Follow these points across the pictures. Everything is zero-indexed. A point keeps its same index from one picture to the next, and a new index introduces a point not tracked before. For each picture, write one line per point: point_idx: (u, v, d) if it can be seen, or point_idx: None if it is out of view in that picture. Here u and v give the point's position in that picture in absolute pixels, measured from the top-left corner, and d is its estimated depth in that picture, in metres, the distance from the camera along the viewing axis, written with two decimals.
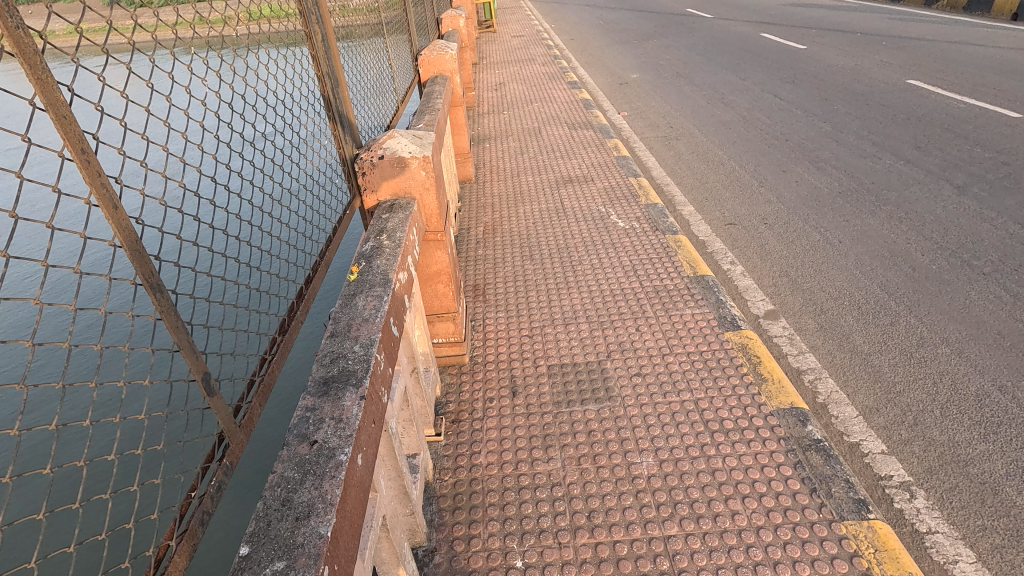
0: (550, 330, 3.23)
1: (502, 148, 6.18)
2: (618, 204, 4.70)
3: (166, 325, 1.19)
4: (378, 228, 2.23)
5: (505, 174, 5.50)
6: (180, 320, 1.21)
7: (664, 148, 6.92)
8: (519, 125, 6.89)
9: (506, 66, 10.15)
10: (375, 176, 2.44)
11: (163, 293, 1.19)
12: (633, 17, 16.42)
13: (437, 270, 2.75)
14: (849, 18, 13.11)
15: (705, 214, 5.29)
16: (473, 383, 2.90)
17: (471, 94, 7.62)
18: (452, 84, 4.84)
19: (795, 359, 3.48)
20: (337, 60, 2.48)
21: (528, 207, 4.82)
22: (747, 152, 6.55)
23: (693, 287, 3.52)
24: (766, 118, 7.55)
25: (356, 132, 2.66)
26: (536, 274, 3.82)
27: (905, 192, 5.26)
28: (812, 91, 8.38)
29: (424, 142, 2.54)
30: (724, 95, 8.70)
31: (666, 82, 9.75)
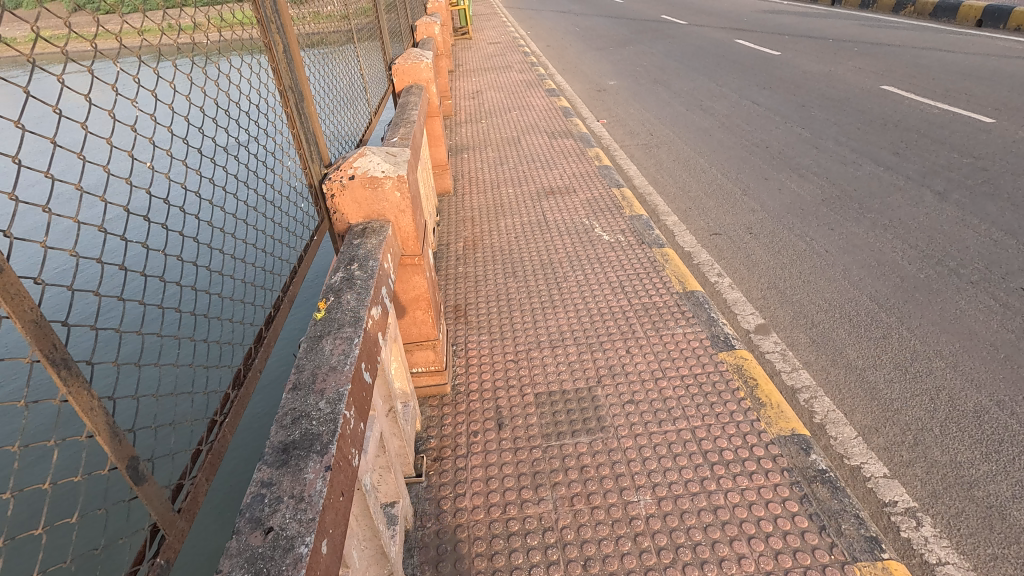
0: (537, 354, 3.06)
1: (482, 158, 6.01)
2: (602, 216, 4.56)
3: (76, 407, 1.02)
4: (349, 256, 2.03)
5: (485, 186, 5.33)
6: (93, 401, 1.04)
7: (645, 156, 6.83)
8: (498, 134, 6.73)
9: (483, 74, 10.01)
10: (345, 198, 2.25)
11: (70, 369, 1.02)
12: (608, 24, 16.45)
13: (415, 297, 2.56)
14: (821, 25, 13.29)
15: (689, 225, 5.19)
16: (455, 416, 2.71)
17: (447, 103, 7.45)
18: (428, 94, 4.65)
19: (789, 376, 3.36)
20: (301, 71, 2.27)
21: (510, 220, 4.65)
22: (728, 160, 6.49)
23: (683, 304, 3.39)
24: (746, 125, 7.52)
25: (324, 149, 2.44)
26: (520, 292, 3.64)
27: (887, 199, 5.23)
28: (789, 96, 8.40)
29: (399, 160, 2.34)
30: (702, 101, 8.67)
31: (644, 89, 9.70)
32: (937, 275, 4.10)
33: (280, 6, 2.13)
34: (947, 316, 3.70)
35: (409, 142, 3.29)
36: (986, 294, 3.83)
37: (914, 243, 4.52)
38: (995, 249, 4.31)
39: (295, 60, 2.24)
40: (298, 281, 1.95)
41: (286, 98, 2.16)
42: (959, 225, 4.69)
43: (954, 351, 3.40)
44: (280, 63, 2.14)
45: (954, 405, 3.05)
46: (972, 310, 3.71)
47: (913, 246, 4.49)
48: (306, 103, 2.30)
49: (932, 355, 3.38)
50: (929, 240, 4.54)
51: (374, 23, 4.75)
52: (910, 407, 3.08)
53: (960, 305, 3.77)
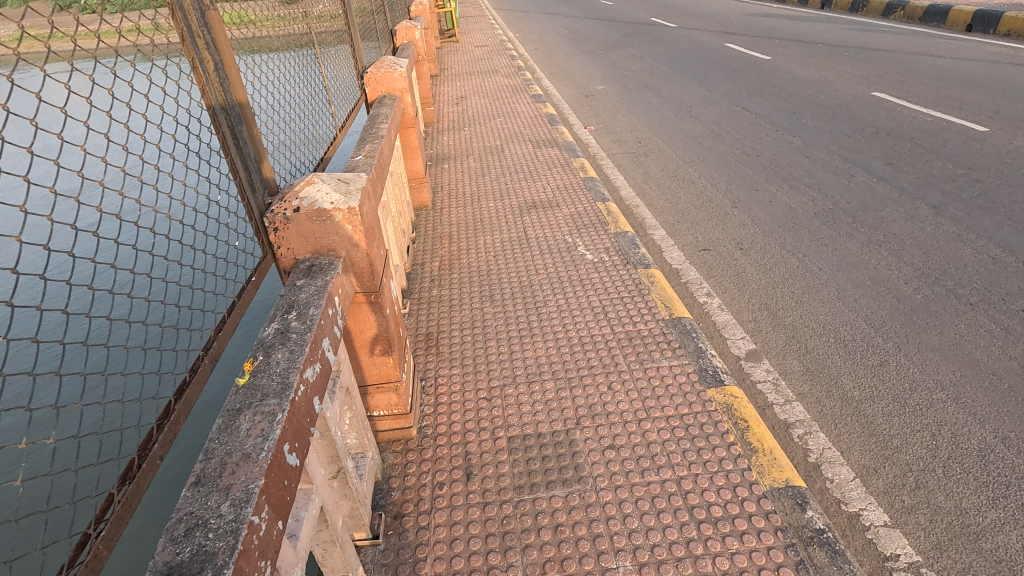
0: (511, 391, 2.83)
1: (464, 168, 5.79)
2: (586, 233, 4.35)
3: None
4: (288, 301, 1.80)
5: (467, 198, 5.11)
6: None
7: (633, 166, 6.64)
8: (481, 143, 6.50)
9: (468, 78, 9.79)
10: (290, 232, 2.01)
11: None
12: (597, 26, 16.27)
13: (373, 336, 2.33)
14: (811, 28, 13.19)
15: (677, 239, 5.00)
16: (420, 464, 2.48)
17: (429, 109, 7.22)
18: (403, 104, 4.41)
19: (781, 409, 3.16)
20: (236, 86, 1.99)
21: (488, 237, 4.42)
22: (717, 170, 6.31)
23: (669, 333, 3.18)
24: (736, 133, 7.34)
25: (269, 175, 2.19)
26: (497, 319, 3.41)
27: (881, 212, 5.06)
28: (780, 103, 8.24)
29: (352, 188, 2.10)
30: (691, 108, 8.49)
31: (632, 94, 9.51)
32: (935, 296, 3.92)
33: (207, 11, 1.85)
34: (945, 341, 3.51)
35: (375, 161, 3.05)
36: (986, 317, 3.66)
37: (910, 261, 4.34)
38: (994, 267, 4.14)
39: (230, 76, 1.98)
40: (226, 333, 1.73)
41: (220, 120, 1.90)
42: (956, 241, 4.52)
43: (955, 381, 3.22)
44: (211, 81, 1.87)
45: (957, 442, 2.86)
46: (972, 335, 3.53)
47: (909, 263, 4.32)
48: (244, 124, 2.04)
49: (932, 386, 3.20)
50: (925, 257, 4.36)
51: (339, 23, 4.50)
52: (911, 444, 2.88)
53: (960, 330, 3.59)
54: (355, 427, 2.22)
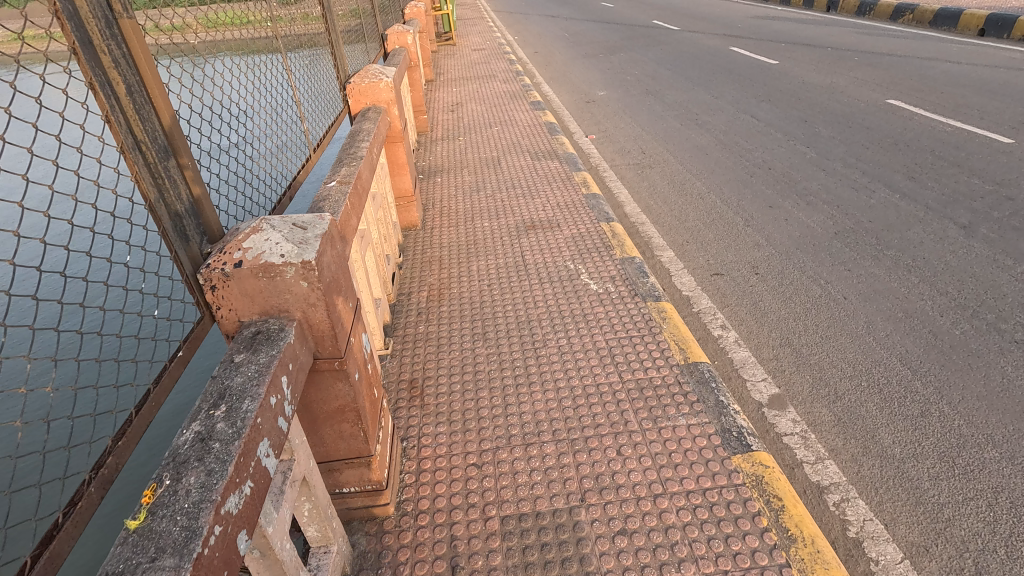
0: (506, 456, 2.45)
1: (458, 182, 5.43)
2: (589, 258, 3.97)
3: None
4: (217, 389, 1.41)
5: (460, 217, 4.73)
6: None
7: (638, 178, 6.28)
8: (476, 155, 6.13)
9: (465, 83, 9.42)
10: (231, 292, 1.63)
11: None
12: (597, 29, 15.91)
13: (339, 407, 1.93)
14: (818, 31, 12.84)
15: (687, 261, 4.63)
16: (398, 552, 2.10)
17: (422, 118, 6.85)
18: (389, 117, 4.02)
19: (812, 469, 2.79)
20: (164, 112, 1.61)
21: (482, 262, 4.04)
22: (727, 183, 5.94)
23: (685, 382, 2.79)
24: (745, 142, 6.97)
25: (208, 216, 1.78)
26: (490, 363, 3.03)
27: (907, 233, 4.69)
28: (790, 111, 7.88)
29: (309, 235, 1.71)
30: (697, 115, 8.12)
31: (635, 100, 9.14)
32: (975, 331, 3.55)
33: (119, 21, 1.47)
34: (993, 387, 3.13)
35: (350, 187, 2.66)
36: None
37: (943, 289, 3.97)
38: None
39: (152, 99, 1.58)
40: (128, 441, 1.39)
41: (136, 155, 1.49)
42: (992, 266, 4.15)
43: (1007, 436, 2.84)
44: (123, 107, 1.47)
45: (1019, 515, 2.48)
46: (1021, 379, 3.16)
47: (942, 292, 3.94)
48: (173, 157, 1.64)
49: (982, 442, 2.82)
50: (960, 285, 3.99)
51: (311, 28, 4.08)
52: (965, 517, 2.50)
53: (1006, 372, 3.21)
54: (316, 520, 1.85)
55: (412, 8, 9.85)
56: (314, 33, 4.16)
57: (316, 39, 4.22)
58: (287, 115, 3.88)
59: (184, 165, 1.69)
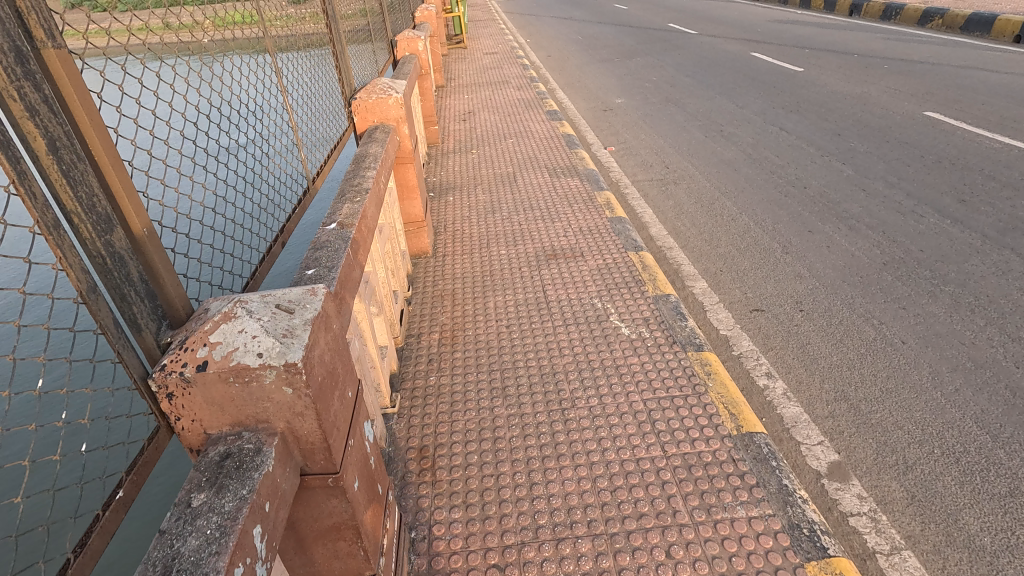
0: (533, 556, 2.09)
1: (471, 202, 5.05)
2: (617, 295, 3.58)
3: None
4: (162, 563, 1.05)
5: (475, 243, 4.35)
6: None
7: (662, 197, 5.88)
8: (491, 171, 5.76)
9: (476, 90, 9.05)
10: (194, 401, 1.26)
11: None
12: (611, 32, 15.50)
13: (333, 526, 1.55)
14: (842, 37, 12.37)
15: (723, 294, 4.26)
16: None
17: (433, 129, 6.49)
18: (399, 137, 3.65)
19: (887, 562, 2.39)
20: (102, 166, 1.31)
21: (498, 297, 3.66)
22: (759, 204, 5.54)
23: (741, 459, 2.40)
24: (776, 157, 6.55)
25: (168, 290, 1.42)
26: (512, 427, 2.64)
27: (964, 265, 4.27)
28: (821, 123, 7.45)
29: (295, 321, 1.34)
30: (722, 126, 7.70)
31: (655, 109, 8.74)
32: None
33: (40, 54, 1.19)
34: None
35: (355, 230, 2.28)
36: None
37: (1015, 334, 3.55)
38: None
39: (88, 147, 1.29)
40: None
41: (60, 231, 1.14)
42: None
43: None
44: (43, 166, 1.16)
45: None
46: None
47: (1014, 338, 3.52)
48: (116, 227, 1.31)
49: None
50: None
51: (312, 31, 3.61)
52: None
53: None
54: None
55: (423, 11, 9.46)
56: (315, 36, 3.70)
57: (319, 43, 3.76)
58: (281, 125, 3.43)
59: (132, 227, 1.38)
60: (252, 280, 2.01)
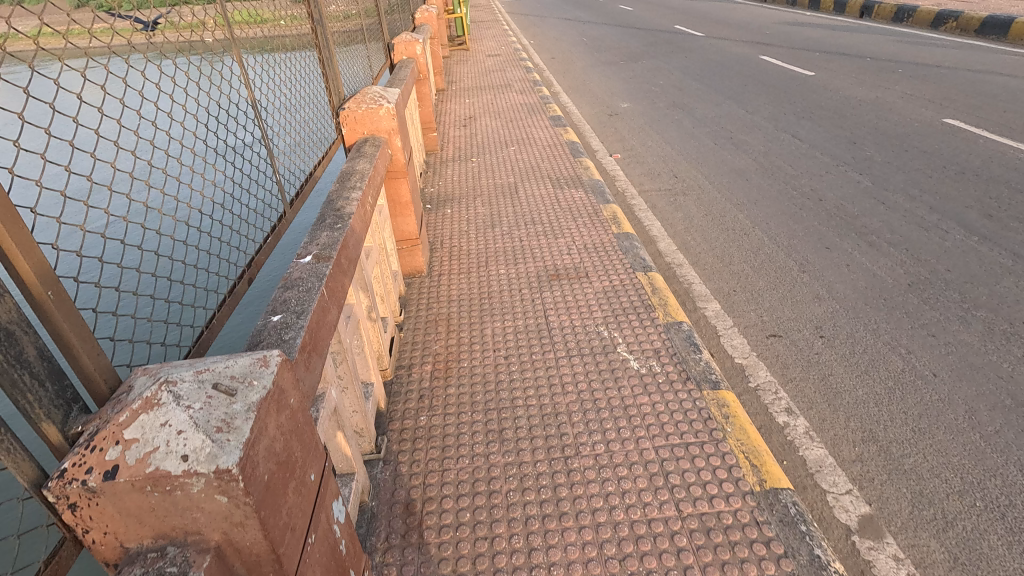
0: None
1: (469, 216, 4.79)
2: (625, 322, 3.31)
3: None
4: None
5: (473, 261, 4.08)
6: None
7: (671, 209, 5.63)
8: (491, 181, 5.51)
9: (478, 94, 8.80)
10: (106, 513, 1.00)
11: None
12: (616, 33, 15.24)
13: None
14: (854, 39, 12.08)
15: (736, 317, 4.00)
16: None
17: (431, 136, 6.26)
18: (390, 149, 3.39)
19: None
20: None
21: (497, 323, 3.40)
22: (773, 217, 5.28)
23: (767, 523, 2.15)
24: (789, 167, 6.28)
25: (82, 360, 1.26)
26: (508, 480, 2.39)
27: (996, 287, 4.00)
28: (836, 130, 7.17)
29: (236, 407, 1.08)
30: (732, 133, 7.44)
31: (662, 114, 8.48)
32: None
33: None
34: None
35: (333, 263, 2.03)
36: None
37: None
38: None
39: None
40: None
41: None
42: None
43: None
44: None
45: None
46: None
47: None
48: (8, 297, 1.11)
49: None
50: None
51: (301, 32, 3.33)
52: None
53: None
54: None
55: (423, 12, 9.21)
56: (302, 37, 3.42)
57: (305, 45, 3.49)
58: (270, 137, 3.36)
59: (33, 290, 1.19)
60: (212, 324, 1.76)
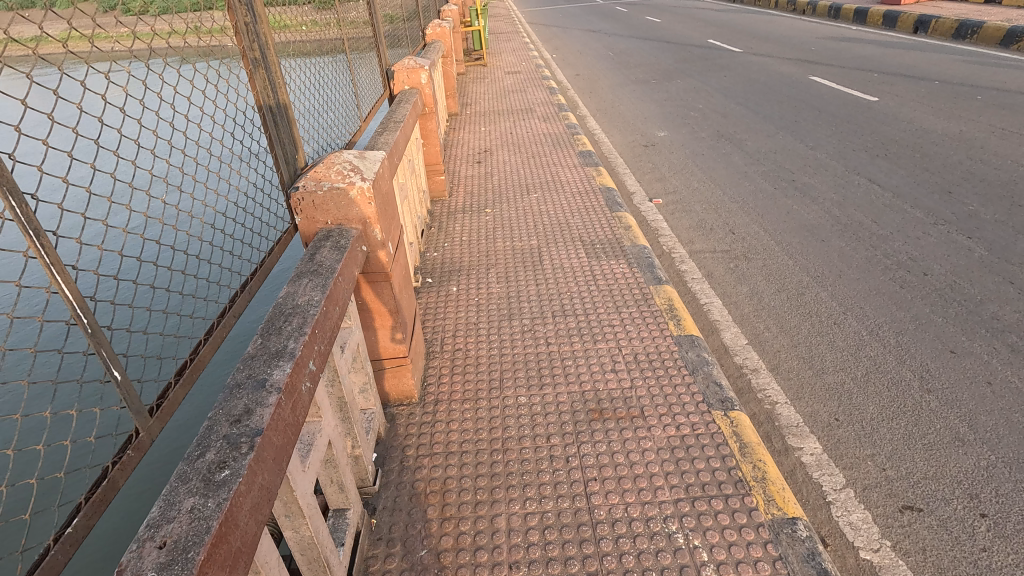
0: None
1: (481, 300, 3.70)
2: (712, 517, 2.21)
3: None
4: None
5: (483, 380, 2.98)
6: None
7: (732, 279, 4.53)
8: (508, 242, 4.45)
9: (496, 119, 7.78)
10: None
11: None
12: (645, 47, 14.18)
13: None
14: (914, 58, 10.87)
15: (848, 467, 2.87)
16: None
17: (437, 181, 5.24)
18: (365, 244, 2.34)
19: None
20: None
21: (514, 505, 2.31)
22: (868, 298, 4.13)
23: None
24: (873, 224, 5.12)
25: None
26: None
27: None
28: (921, 173, 6.00)
29: None
30: (793, 175, 6.29)
31: (705, 145, 7.39)
32: None
33: None
34: None
35: None
36: None
37: None
38: None
39: None
40: None
41: None
42: None
43: None
44: None
45: None
46: None
47: None
48: None
49: None
50: None
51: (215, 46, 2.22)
52: None
53: None
54: None
55: (435, 27, 8.18)
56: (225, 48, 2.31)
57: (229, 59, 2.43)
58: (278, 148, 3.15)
59: None
60: None
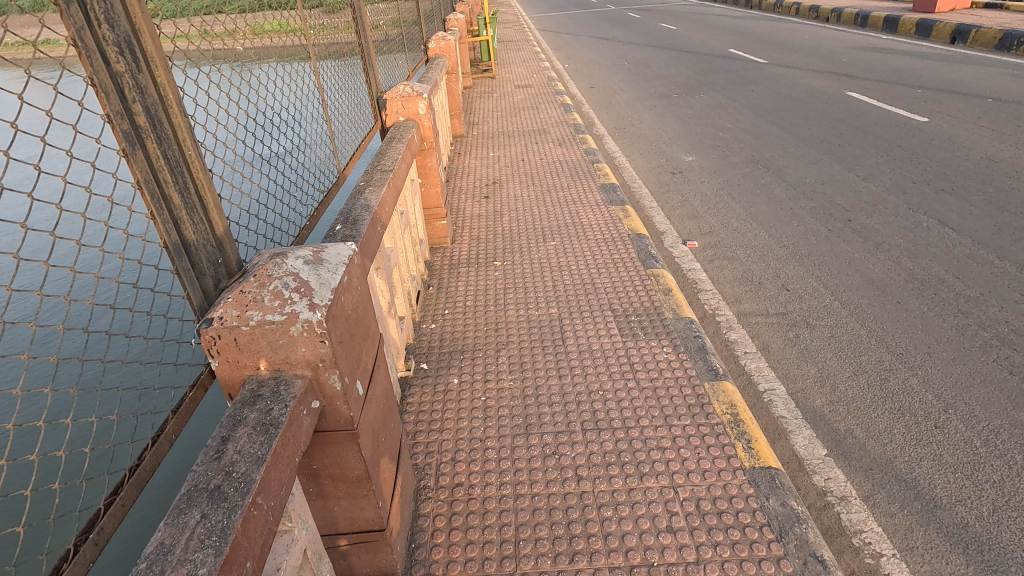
0: None
1: (489, 400, 2.90)
2: None
3: None
4: None
5: (492, 544, 2.18)
6: None
7: (795, 356, 3.71)
8: (521, 310, 3.64)
9: (507, 142, 7.00)
10: None
11: None
12: (662, 57, 13.36)
13: None
14: (960, 71, 10.00)
15: None
16: None
17: (438, 228, 4.46)
18: (313, 401, 1.53)
19: None
20: None
21: None
22: (972, 389, 3.30)
23: None
24: (957, 281, 4.29)
25: None
26: None
27: None
28: (1000, 214, 5.17)
29: None
30: (848, 213, 5.46)
31: (740, 173, 6.58)
32: None
33: None
34: None
35: None
36: None
37: None
38: None
39: None
40: None
41: None
42: None
43: None
44: None
45: None
46: None
47: None
48: None
49: None
50: None
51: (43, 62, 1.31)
52: None
53: None
54: None
55: (439, 40, 7.27)
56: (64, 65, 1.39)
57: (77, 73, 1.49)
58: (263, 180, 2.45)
59: None
60: None
